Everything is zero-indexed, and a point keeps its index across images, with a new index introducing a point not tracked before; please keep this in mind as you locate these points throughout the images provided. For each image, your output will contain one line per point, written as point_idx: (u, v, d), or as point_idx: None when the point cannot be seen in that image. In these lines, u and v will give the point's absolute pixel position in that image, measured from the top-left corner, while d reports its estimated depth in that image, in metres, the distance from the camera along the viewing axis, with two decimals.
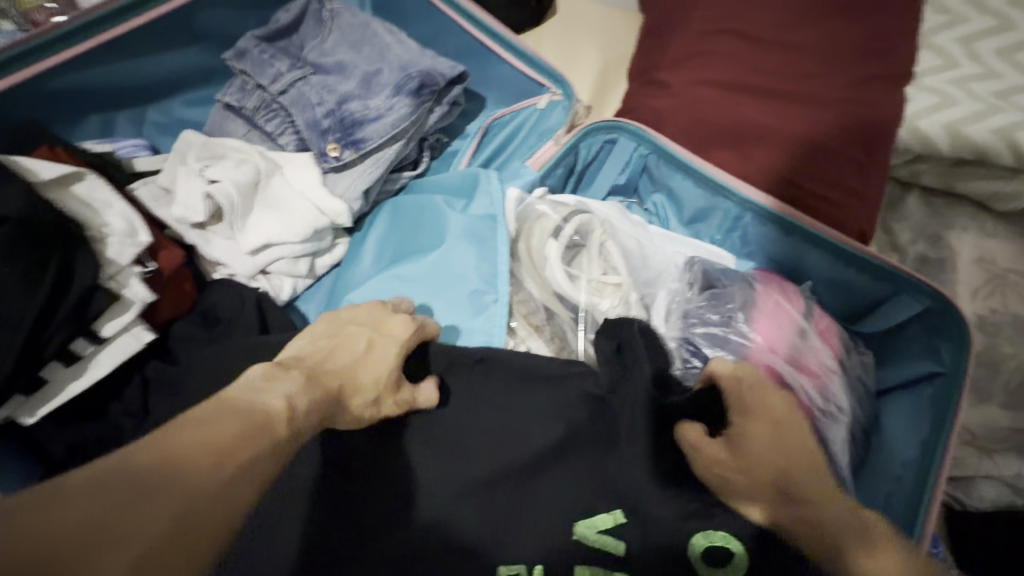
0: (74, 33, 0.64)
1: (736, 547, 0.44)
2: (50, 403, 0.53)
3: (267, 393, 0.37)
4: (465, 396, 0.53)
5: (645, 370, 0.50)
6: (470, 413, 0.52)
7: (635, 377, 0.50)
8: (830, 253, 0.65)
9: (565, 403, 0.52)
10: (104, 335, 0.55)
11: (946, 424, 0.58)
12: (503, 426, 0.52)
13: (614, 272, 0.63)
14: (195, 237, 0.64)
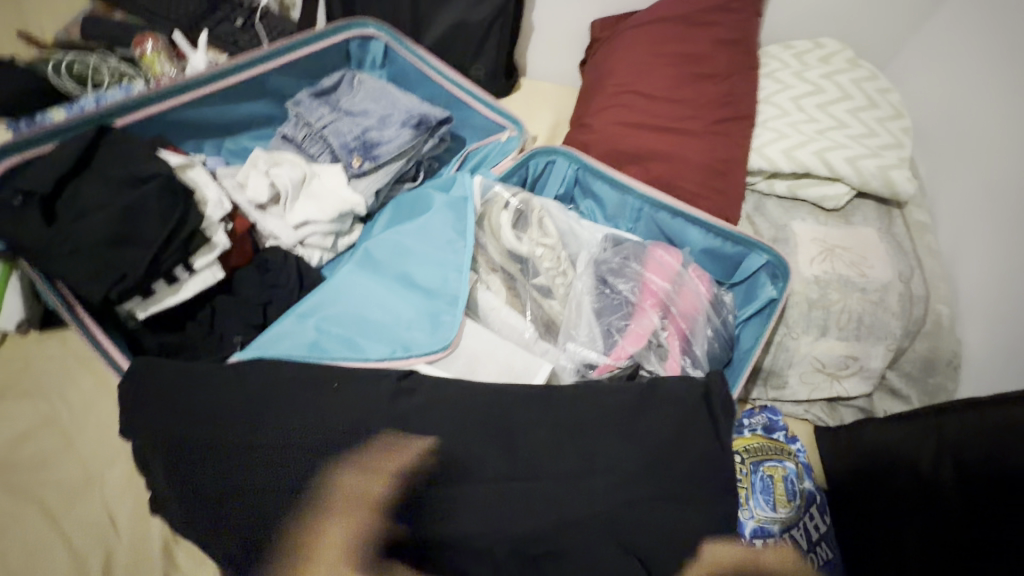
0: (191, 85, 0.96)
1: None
2: (156, 306, 0.78)
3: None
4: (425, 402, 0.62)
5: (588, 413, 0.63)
6: (425, 409, 0.61)
7: (591, 412, 0.62)
8: (701, 228, 0.93)
9: (518, 396, 0.63)
10: (196, 266, 0.80)
11: (764, 331, 0.86)
12: (454, 410, 0.61)
13: (549, 236, 0.89)
14: (257, 215, 0.91)
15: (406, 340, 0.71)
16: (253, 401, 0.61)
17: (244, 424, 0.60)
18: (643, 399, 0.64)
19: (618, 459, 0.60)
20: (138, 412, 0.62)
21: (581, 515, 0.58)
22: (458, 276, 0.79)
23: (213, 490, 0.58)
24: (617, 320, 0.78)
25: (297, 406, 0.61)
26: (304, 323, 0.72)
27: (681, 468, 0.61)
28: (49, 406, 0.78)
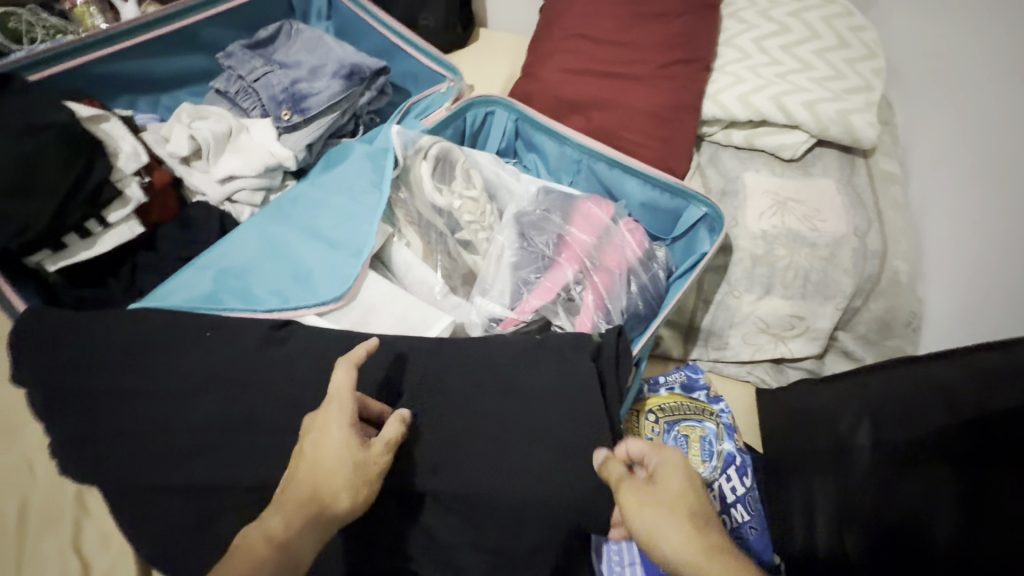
0: (113, 37, 0.93)
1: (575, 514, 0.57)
2: (66, 260, 0.78)
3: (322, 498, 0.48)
4: (307, 351, 0.61)
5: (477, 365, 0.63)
6: (306, 358, 0.61)
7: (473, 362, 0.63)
8: (639, 180, 0.88)
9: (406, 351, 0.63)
10: (110, 220, 0.80)
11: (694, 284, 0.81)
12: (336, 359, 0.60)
13: (473, 189, 0.85)
14: (182, 171, 0.91)
15: (304, 292, 0.70)
16: (131, 352, 0.61)
17: (121, 373, 0.60)
18: (531, 354, 0.64)
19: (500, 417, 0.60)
20: (25, 358, 0.63)
21: (450, 463, 0.58)
22: (366, 228, 0.76)
23: (84, 442, 0.57)
24: (528, 273, 0.76)
25: (176, 355, 0.60)
26: (203, 274, 0.71)
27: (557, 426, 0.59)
28: None
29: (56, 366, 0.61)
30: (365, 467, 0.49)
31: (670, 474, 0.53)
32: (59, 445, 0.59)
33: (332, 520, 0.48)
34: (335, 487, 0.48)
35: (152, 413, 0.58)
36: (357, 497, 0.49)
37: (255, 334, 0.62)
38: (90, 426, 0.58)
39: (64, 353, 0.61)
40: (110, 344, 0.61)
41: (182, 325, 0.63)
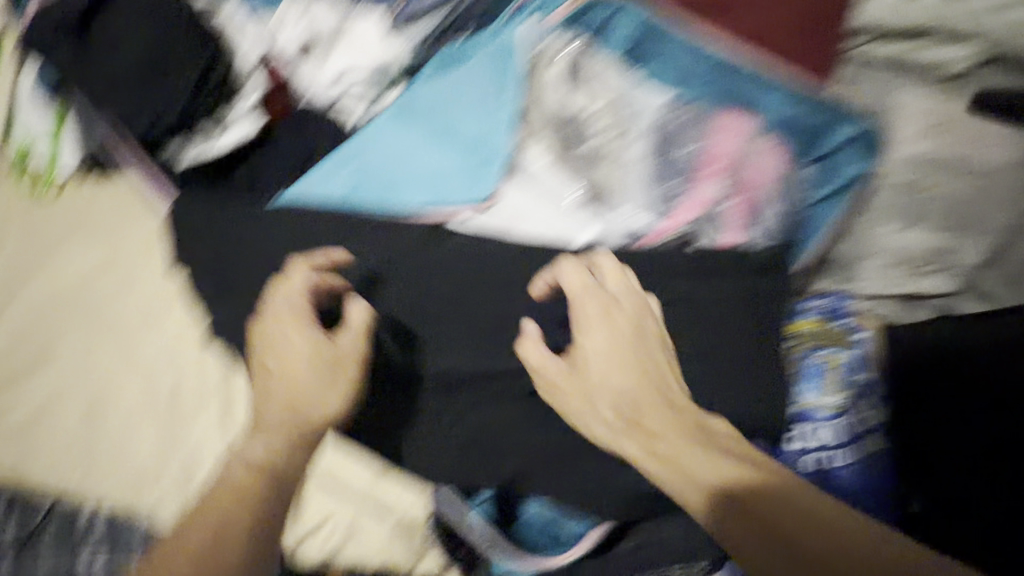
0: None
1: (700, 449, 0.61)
2: (194, 153, 0.79)
3: (297, 404, 0.64)
4: (485, 254, 0.68)
5: (626, 278, 0.67)
6: (482, 260, 0.68)
7: (614, 281, 0.65)
8: (786, 92, 0.79)
9: (561, 262, 0.66)
10: (232, 116, 0.79)
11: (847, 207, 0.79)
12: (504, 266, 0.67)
13: (603, 95, 0.78)
14: (287, 63, 0.83)
15: (440, 195, 0.72)
16: (310, 243, 0.67)
17: (295, 261, 0.66)
18: (694, 264, 0.68)
19: (645, 332, 0.65)
20: (199, 245, 0.70)
21: (600, 357, 0.64)
22: (498, 131, 0.75)
23: (268, 327, 0.64)
24: (672, 187, 0.72)
25: (349, 248, 0.67)
26: (348, 174, 0.72)
27: (704, 334, 0.67)
28: (108, 244, 0.83)
29: (224, 259, 0.68)
30: (329, 375, 0.63)
31: (601, 363, 0.64)
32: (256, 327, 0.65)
33: (312, 422, 0.64)
34: (317, 409, 0.64)
35: (344, 299, 0.66)
36: (335, 401, 0.64)
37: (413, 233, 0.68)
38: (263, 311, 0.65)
39: (234, 244, 0.68)
40: (274, 241, 0.68)
41: (358, 223, 0.69)
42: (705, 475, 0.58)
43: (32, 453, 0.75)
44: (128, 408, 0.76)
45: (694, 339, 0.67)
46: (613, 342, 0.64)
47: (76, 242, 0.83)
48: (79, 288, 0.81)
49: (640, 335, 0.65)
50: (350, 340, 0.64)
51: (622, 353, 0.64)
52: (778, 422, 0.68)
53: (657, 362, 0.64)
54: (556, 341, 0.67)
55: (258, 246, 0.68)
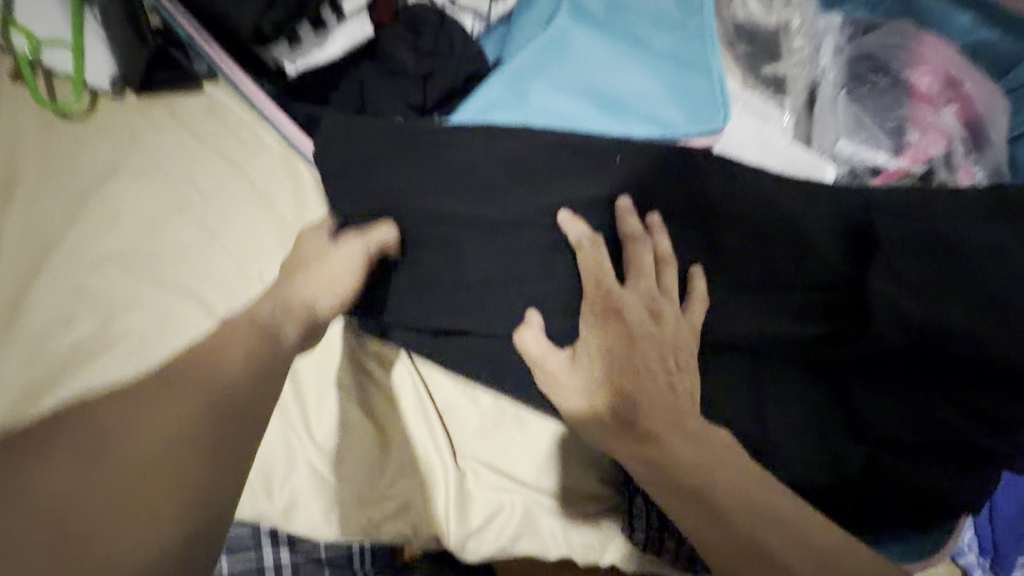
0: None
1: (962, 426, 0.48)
2: (305, 60, 0.59)
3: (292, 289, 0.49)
4: (705, 198, 0.53)
5: (892, 225, 0.50)
6: (706, 209, 0.53)
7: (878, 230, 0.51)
8: (976, 10, 0.70)
9: (807, 205, 0.53)
10: (344, 11, 0.60)
11: None
12: (743, 214, 0.53)
13: (795, 7, 0.67)
14: None
15: (642, 116, 0.57)
16: (503, 179, 0.54)
17: (483, 198, 0.54)
18: (934, 207, 0.51)
19: (909, 287, 0.48)
20: (348, 193, 0.55)
21: (892, 327, 0.48)
22: (700, 44, 0.61)
23: (444, 280, 0.54)
24: (892, 116, 0.62)
25: (555, 189, 0.54)
26: (518, 92, 0.57)
27: (987, 298, 0.48)
28: (173, 184, 0.63)
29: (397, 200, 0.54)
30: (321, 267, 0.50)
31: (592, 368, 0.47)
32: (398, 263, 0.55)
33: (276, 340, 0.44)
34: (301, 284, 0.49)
35: (537, 256, 0.54)
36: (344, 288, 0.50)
37: (632, 172, 0.53)
38: (452, 270, 0.54)
39: (402, 189, 0.55)
40: (452, 187, 0.54)
41: (549, 162, 0.54)
42: (688, 473, 0.42)
43: None
44: None
45: (949, 301, 0.48)
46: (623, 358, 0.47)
47: (126, 182, 0.62)
48: (141, 245, 0.61)
49: (897, 291, 0.48)
50: (330, 282, 0.50)
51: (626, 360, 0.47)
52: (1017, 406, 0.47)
53: (921, 336, 0.48)
54: (789, 308, 0.52)
55: (436, 189, 0.54)
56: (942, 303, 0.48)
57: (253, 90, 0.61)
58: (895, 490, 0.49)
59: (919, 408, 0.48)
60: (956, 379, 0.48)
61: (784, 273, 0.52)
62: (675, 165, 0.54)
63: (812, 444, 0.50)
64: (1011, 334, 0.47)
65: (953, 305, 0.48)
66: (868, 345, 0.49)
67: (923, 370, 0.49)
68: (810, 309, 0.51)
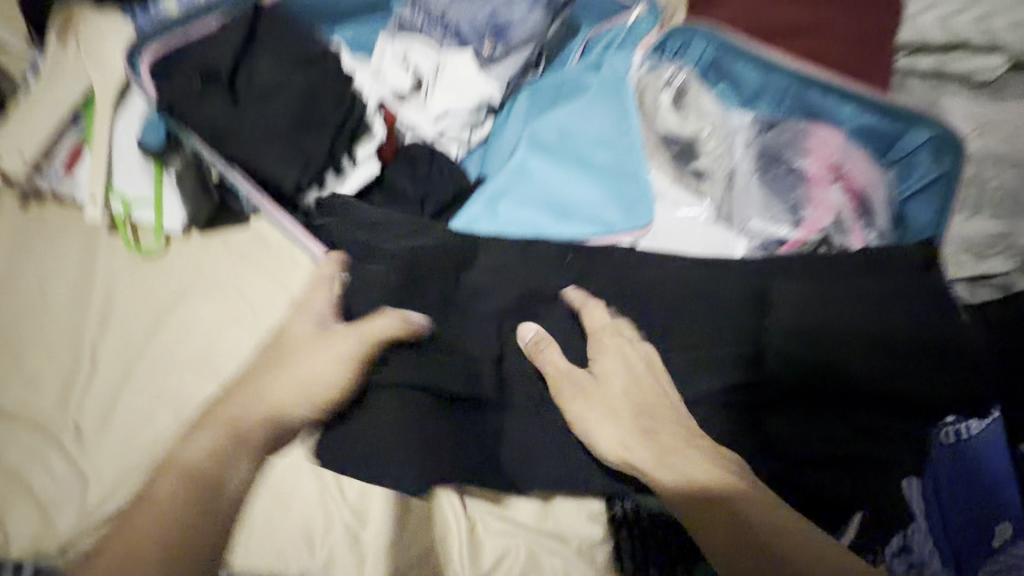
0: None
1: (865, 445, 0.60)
2: (329, 198, 0.77)
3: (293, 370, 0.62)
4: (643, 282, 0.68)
5: (789, 291, 0.64)
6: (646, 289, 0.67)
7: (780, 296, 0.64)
8: (858, 105, 0.85)
9: (724, 278, 0.67)
10: (357, 156, 0.78)
11: (952, 202, 0.82)
12: (675, 290, 0.67)
13: (707, 117, 0.84)
14: (397, 107, 0.87)
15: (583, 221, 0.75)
16: (485, 278, 0.69)
17: (475, 297, 0.69)
18: (823, 271, 0.66)
19: (809, 339, 0.61)
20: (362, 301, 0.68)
21: (797, 369, 0.61)
22: (632, 157, 0.78)
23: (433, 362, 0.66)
24: (793, 197, 0.78)
25: (525, 283, 0.69)
26: (494, 210, 0.74)
27: (869, 342, 0.62)
28: (230, 301, 0.80)
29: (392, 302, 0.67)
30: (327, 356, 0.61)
31: (590, 412, 0.60)
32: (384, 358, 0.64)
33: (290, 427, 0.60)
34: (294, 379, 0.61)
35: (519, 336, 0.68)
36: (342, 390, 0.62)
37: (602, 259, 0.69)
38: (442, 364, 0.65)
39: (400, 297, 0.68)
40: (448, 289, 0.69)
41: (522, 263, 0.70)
42: (706, 492, 0.54)
43: None
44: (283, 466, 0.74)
45: (842, 348, 0.61)
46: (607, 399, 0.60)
47: (194, 303, 0.79)
48: (205, 353, 0.77)
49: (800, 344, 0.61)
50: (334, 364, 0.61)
51: (616, 405, 0.60)
52: (899, 424, 0.61)
53: (824, 377, 0.61)
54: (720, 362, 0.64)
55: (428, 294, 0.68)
56: (837, 350, 0.61)
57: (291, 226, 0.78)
58: (821, 504, 0.60)
59: (826, 429, 0.61)
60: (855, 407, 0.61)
61: (714, 333, 0.65)
62: (615, 256, 0.69)
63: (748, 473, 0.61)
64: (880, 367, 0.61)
65: (844, 351, 0.61)
66: (785, 388, 0.62)
67: (831, 403, 0.62)
68: (738, 361, 0.64)
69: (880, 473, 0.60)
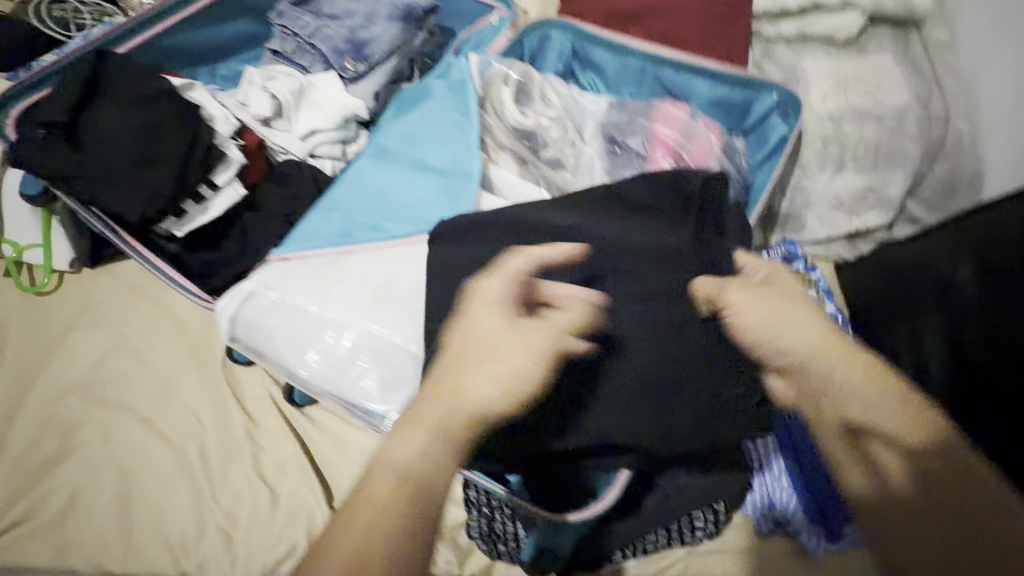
0: (145, 22, 0.91)
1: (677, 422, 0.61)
2: (191, 224, 0.83)
3: (467, 376, 0.49)
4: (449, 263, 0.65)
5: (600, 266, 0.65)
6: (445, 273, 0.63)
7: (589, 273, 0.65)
8: (706, 76, 0.90)
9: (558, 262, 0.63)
10: (217, 183, 0.83)
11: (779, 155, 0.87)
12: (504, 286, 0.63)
13: (552, 108, 0.87)
14: (264, 132, 0.92)
15: (425, 217, 0.74)
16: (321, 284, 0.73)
17: None
18: (642, 247, 0.67)
19: (611, 317, 0.63)
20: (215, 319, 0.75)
21: (609, 355, 0.62)
22: (468, 153, 0.79)
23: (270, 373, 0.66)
24: (628, 173, 0.81)
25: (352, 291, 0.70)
26: (331, 218, 0.75)
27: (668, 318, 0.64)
28: (117, 329, 0.87)
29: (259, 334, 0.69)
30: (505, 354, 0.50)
31: (848, 393, 0.53)
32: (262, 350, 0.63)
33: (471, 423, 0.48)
34: (465, 387, 0.48)
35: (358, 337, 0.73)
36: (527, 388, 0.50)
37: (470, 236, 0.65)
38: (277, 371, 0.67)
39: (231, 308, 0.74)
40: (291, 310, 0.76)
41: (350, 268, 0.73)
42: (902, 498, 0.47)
43: (63, 553, 0.74)
44: (158, 480, 0.78)
45: (638, 325, 0.63)
46: (861, 372, 0.53)
47: (82, 333, 0.86)
48: (92, 379, 0.83)
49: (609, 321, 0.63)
50: (511, 371, 0.49)
51: (870, 383, 0.53)
52: (704, 394, 0.63)
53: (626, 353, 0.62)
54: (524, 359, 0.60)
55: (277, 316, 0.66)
56: (627, 327, 0.63)
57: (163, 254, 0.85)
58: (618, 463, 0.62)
59: (629, 409, 0.60)
60: (666, 383, 0.62)
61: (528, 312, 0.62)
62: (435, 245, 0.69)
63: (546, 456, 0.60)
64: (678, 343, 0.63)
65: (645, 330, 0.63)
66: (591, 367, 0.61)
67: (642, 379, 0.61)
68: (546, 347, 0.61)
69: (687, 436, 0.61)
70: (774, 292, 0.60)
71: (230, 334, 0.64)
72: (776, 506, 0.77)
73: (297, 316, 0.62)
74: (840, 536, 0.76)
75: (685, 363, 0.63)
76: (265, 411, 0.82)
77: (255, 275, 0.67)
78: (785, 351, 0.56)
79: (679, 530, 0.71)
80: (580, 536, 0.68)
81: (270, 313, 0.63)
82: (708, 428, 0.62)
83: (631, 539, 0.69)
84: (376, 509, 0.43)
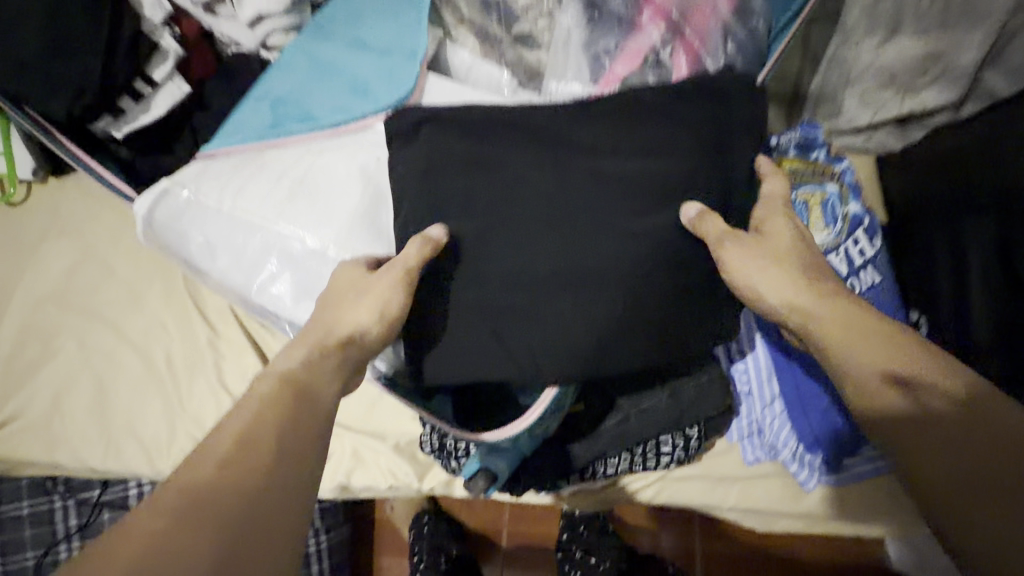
0: None
1: (618, 342, 0.54)
2: (129, 125, 0.77)
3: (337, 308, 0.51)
4: (372, 170, 0.59)
5: (555, 151, 0.55)
6: (374, 185, 0.59)
7: (542, 159, 0.55)
8: None
9: (513, 157, 0.55)
10: (156, 79, 0.77)
11: (792, 16, 0.70)
12: (454, 193, 0.55)
13: None
14: (210, 21, 0.81)
15: (371, 101, 0.64)
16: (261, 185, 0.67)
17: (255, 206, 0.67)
18: (611, 126, 0.55)
19: (551, 215, 0.54)
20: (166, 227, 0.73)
21: (555, 281, 0.53)
22: (416, 29, 0.67)
23: (201, 277, 0.64)
24: (605, 41, 0.65)
25: None
26: (259, 107, 0.66)
27: (619, 220, 0.53)
28: (83, 240, 0.85)
29: None
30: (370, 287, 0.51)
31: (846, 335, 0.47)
32: (190, 254, 0.60)
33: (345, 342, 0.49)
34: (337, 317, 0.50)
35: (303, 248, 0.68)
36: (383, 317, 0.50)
37: (397, 127, 0.56)
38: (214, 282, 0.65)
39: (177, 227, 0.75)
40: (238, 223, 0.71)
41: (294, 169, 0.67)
42: (928, 429, 0.43)
43: (52, 449, 0.78)
44: (129, 389, 0.79)
45: (582, 227, 0.53)
46: (843, 319, 0.48)
47: (52, 242, 0.85)
48: (64, 288, 0.83)
49: (554, 219, 0.54)
50: (359, 305, 0.50)
51: (853, 333, 0.48)
52: (660, 309, 0.54)
53: (567, 258, 0.53)
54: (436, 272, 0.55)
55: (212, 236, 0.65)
56: (566, 229, 0.53)
57: (112, 159, 0.80)
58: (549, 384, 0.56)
59: (561, 323, 0.53)
60: (602, 296, 0.53)
61: (470, 211, 0.55)
62: (372, 140, 0.62)
63: (472, 372, 0.54)
64: (626, 252, 0.53)
65: (591, 236, 0.53)
66: (520, 272, 0.53)
67: (581, 292, 0.53)
68: (475, 257, 0.54)
69: (625, 351, 0.54)
70: (766, 244, 0.53)
71: (148, 235, 0.61)
72: (765, 433, 0.67)
73: (211, 217, 0.59)
74: (839, 469, 0.66)
75: (631, 270, 0.53)
76: (226, 323, 0.80)
77: (179, 170, 0.62)
78: (779, 284, 0.50)
79: (645, 454, 0.66)
80: (523, 456, 0.64)
81: (188, 212, 0.60)
82: (644, 349, 0.55)
83: (592, 460, 0.66)
84: (249, 424, 0.41)
